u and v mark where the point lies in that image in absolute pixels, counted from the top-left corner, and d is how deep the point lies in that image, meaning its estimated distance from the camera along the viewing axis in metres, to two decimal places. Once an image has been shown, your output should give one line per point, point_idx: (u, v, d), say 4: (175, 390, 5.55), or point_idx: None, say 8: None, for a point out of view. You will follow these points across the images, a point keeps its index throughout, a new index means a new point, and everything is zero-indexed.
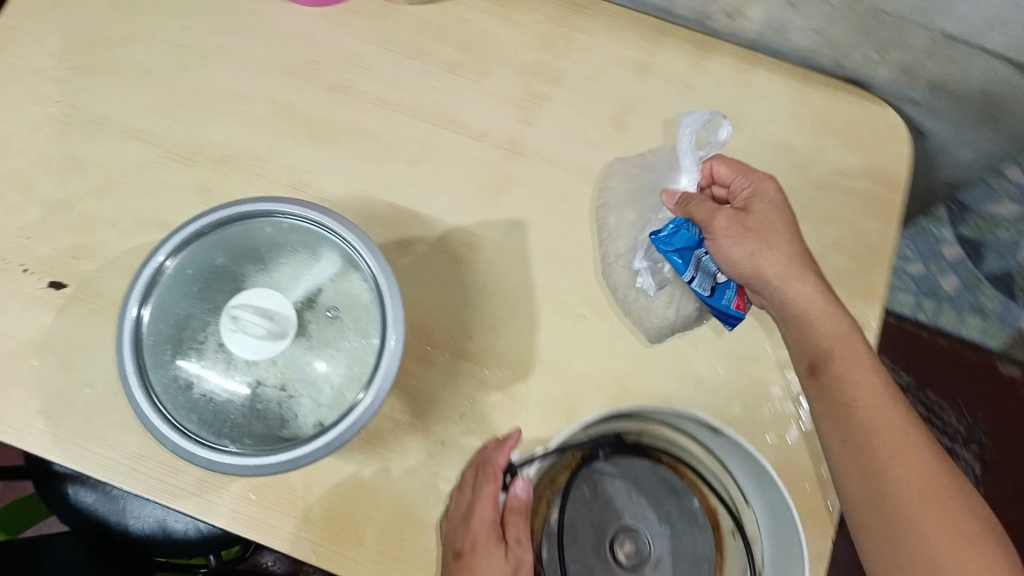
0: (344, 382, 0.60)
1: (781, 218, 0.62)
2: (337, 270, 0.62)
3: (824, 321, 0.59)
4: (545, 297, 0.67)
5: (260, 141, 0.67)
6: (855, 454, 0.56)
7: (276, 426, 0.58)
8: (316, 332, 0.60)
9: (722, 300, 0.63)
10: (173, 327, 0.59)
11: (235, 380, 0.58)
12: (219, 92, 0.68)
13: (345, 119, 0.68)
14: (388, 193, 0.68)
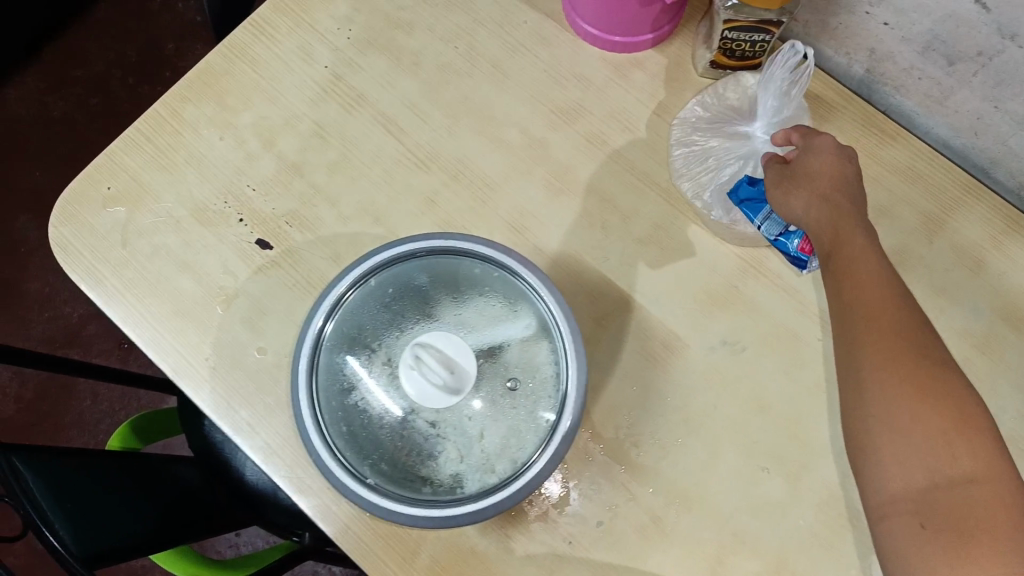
0: (498, 453, 0.54)
1: (835, 168, 0.54)
2: (531, 335, 0.57)
3: (842, 225, 0.52)
4: (734, 429, 0.59)
5: (500, 169, 0.64)
6: (847, 350, 0.50)
7: (417, 469, 0.54)
8: (488, 388, 0.55)
9: (789, 249, 0.58)
10: (348, 336, 0.57)
11: (393, 408, 0.55)
12: (481, 107, 0.65)
13: (592, 174, 0.63)
14: (602, 265, 0.62)
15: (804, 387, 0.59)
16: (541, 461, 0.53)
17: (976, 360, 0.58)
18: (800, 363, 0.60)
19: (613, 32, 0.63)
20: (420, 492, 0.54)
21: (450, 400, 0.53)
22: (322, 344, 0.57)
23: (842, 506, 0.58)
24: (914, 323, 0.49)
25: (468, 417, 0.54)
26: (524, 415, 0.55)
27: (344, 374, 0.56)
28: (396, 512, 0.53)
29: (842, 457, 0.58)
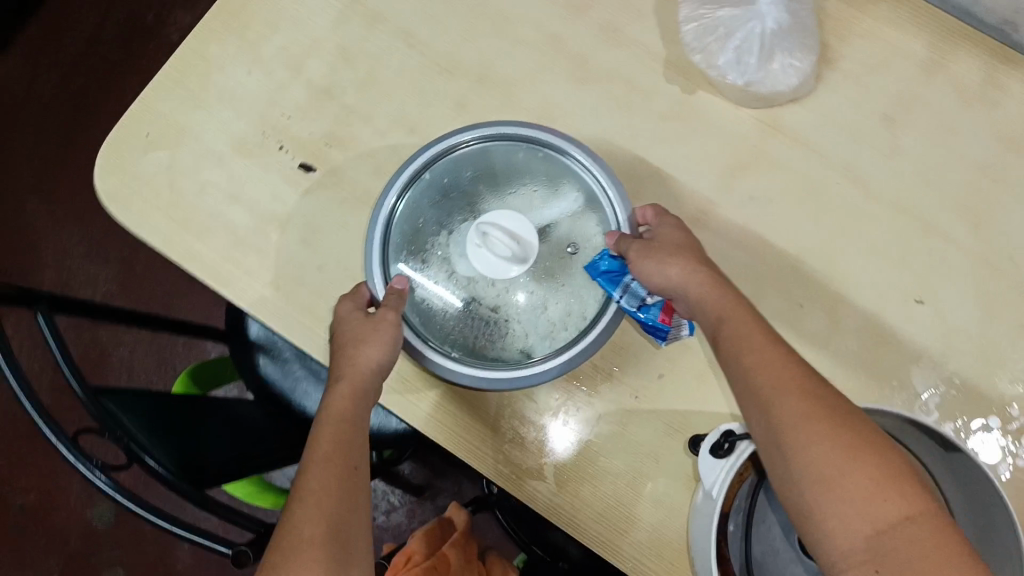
0: (561, 319, 0.61)
1: (683, 238, 0.58)
2: (576, 209, 0.63)
3: (719, 299, 0.55)
4: (773, 275, 0.64)
5: (522, 68, 0.67)
6: (760, 409, 0.50)
7: (486, 342, 0.61)
8: (550, 261, 0.61)
9: (650, 319, 0.60)
10: (411, 230, 0.63)
11: (458, 291, 0.61)
12: (497, 12, 0.68)
13: (609, 62, 0.67)
14: (632, 144, 0.66)
15: (831, 230, 0.64)
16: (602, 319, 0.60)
17: (978, 184, 0.65)
18: (825, 209, 0.65)
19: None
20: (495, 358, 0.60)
21: (516, 271, 0.59)
22: (389, 236, 0.62)
23: (878, 329, 0.63)
24: (799, 369, 0.51)
25: (527, 291, 0.60)
26: (580, 280, 0.61)
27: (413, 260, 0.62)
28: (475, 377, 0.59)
29: (872, 286, 0.64)
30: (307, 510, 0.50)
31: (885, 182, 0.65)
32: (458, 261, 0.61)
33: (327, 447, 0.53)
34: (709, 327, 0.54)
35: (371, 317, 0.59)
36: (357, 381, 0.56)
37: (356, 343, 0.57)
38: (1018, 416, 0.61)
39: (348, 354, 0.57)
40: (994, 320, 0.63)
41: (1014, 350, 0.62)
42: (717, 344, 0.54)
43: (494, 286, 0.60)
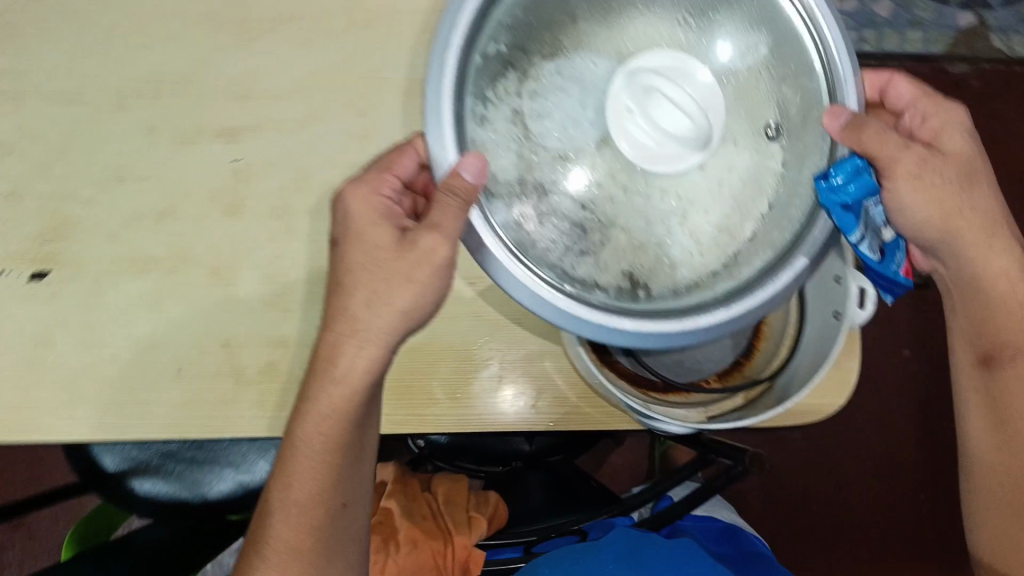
0: (692, 255, 0.40)
1: (965, 141, 0.49)
2: (762, 59, 0.40)
3: (978, 198, 0.48)
4: None
5: (186, 60, 0.62)
6: (1000, 425, 0.54)
7: (635, 268, 0.40)
8: (730, 132, 0.39)
9: (889, 270, 0.44)
10: (518, 44, 0.39)
11: (505, 165, 0.39)
12: (132, 21, 0.63)
13: (265, 6, 0.63)
14: (335, 70, 0.62)
15: None
16: (793, 266, 0.39)
17: None
18: None
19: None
20: (594, 297, 0.39)
21: (688, 157, 0.37)
22: (468, 71, 0.39)
23: None
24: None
25: (665, 190, 0.39)
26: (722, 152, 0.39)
27: (472, 99, 0.39)
28: (553, 309, 0.38)
29: None
30: (287, 497, 0.51)
31: None
32: (541, 128, 0.39)
33: (310, 451, 0.49)
34: (970, 288, 0.52)
35: (403, 245, 0.45)
36: (351, 383, 0.46)
37: (370, 304, 0.45)
38: None
39: (363, 312, 0.45)
40: None
41: None
42: (989, 363, 0.53)
43: (596, 164, 0.39)
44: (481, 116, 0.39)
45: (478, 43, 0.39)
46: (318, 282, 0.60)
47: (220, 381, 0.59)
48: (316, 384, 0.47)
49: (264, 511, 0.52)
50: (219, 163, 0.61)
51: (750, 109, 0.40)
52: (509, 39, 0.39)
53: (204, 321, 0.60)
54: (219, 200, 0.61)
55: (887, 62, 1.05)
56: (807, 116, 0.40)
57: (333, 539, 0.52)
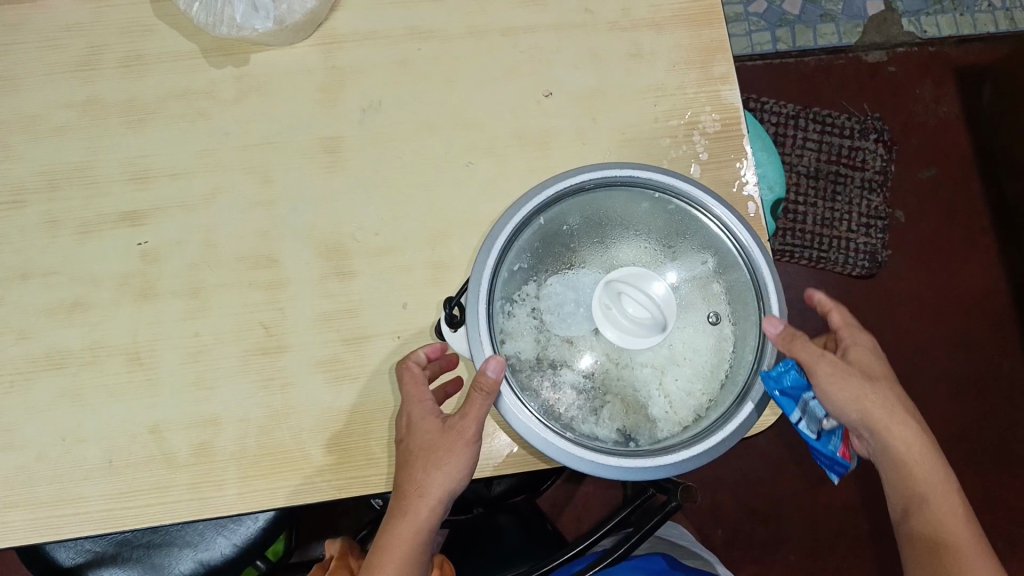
0: (668, 410, 0.53)
1: (877, 363, 0.55)
2: (706, 273, 0.55)
3: (880, 391, 0.53)
4: (424, 155, 0.63)
5: (83, 148, 0.62)
6: (933, 557, 0.52)
7: (631, 428, 0.52)
8: (690, 320, 0.53)
9: (829, 447, 0.51)
10: (522, 277, 0.55)
11: (525, 354, 0.54)
12: (23, 118, 0.63)
13: (155, 88, 0.64)
14: (229, 140, 0.63)
15: (439, 88, 0.65)
16: (741, 412, 0.51)
17: None
18: (424, 77, 0.65)
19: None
20: (597, 444, 0.51)
21: (648, 340, 0.51)
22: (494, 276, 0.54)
23: (531, 138, 0.64)
24: (925, 454, 0.53)
25: (643, 364, 0.53)
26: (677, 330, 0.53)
27: (502, 303, 0.55)
28: (574, 458, 0.50)
29: (504, 109, 0.65)
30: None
31: (451, 23, 0.66)
32: (555, 320, 0.54)
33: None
34: (882, 455, 0.53)
35: (449, 426, 0.52)
36: (417, 522, 0.52)
37: (427, 471, 0.52)
38: (684, 118, 0.65)
39: (419, 473, 0.52)
40: (607, 65, 0.66)
41: (639, 75, 0.66)
42: (908, 519, 0.54)
43: (593, 347, 0.53)
44: (509, 312, 0.55)
45: (502, 266, 0.55)
46: (238, 353, 0.59)
47: (149, 466, 0.56)
48: (392, 519, 0.52)
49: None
50: (126, 248, 0.61)
51: (693, 318, 0.54)
52: (519, 247, 0.55)
53: (126, 409, 0.57)
54: (128, 283, 0.60)
55: (803, 57, 1.09)
56: (740, 298, 0.54)
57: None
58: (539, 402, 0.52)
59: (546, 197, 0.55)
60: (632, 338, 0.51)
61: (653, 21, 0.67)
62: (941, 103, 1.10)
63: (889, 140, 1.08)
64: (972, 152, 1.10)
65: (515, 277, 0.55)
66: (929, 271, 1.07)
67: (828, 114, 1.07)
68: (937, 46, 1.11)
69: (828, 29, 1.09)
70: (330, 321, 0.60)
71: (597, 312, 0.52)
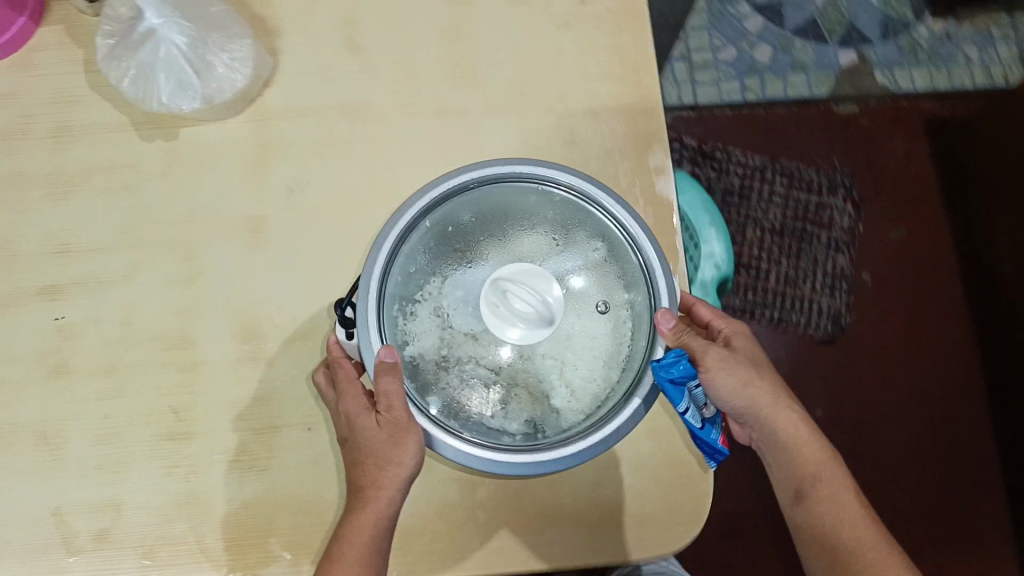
0: (569, 398, 0.54)
1: (759, 351, 0.60)
2: (596, 260, 0.55)
3: (764, 377, 0.58)
4: (348, 239, 0.63)
5: (5, 220, 0.62)
6: (824, 531, 0.57)
7: (537, 416, 0.53)
8: (581, 309, 0.54)
9: (711, 437, 0.55)
10: (416, 279, 0.55)
11: (427, 348, 0.54)
12: None
13: (80, 160, 0.63)
14: (154, 214, 0.63)
15: (368, 171, 0.64)
16: (629, 405, 0.53)
17: (445, 58, 0.66)
18: (354, 158, 0.65)
19: (4, 27, 0.63)
20: (502, 441, 0.52)
21: (540, 336, 0.51)
22: (387, 280, 0.54)
23: None
24: (804, 427, 0.59)
25: (543, 353, 0.53)
26: (571, 324, 0.53)
27: (401, 304, 0.54)
28: (475, 458, 0.51)
29: None
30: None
31: (383, 103, 0.66)
32: (455, 313, 0.53)
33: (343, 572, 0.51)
34: (770, 436, 0.59)
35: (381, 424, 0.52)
36: (376, 509, 0.52)
37: (380, 465, 0.52)
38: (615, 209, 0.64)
39: (375, 471, 0.52)
40: (538, 151, 0.65)
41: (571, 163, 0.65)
42: (801, 497, 0.58)
43: (491, 343, 0.52)
44: (410, 314, 0.54)
45: (393, 271, 0.54)
46: (149, 436, 0.59)
47: (52, 548, 0.57)
48: (352, 510, 0.53)
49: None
50: (42, 324, 0.61)
51: (587, 307, 0.54)
52: (408, 249, 0.55)
53: (33, 488, 0.58)
54: (44, 360, 0.60)
55: (773, 108, 1.07)
56: (633, 293, 0.55)
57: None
58: (442, 395, 0.53)
59: (428, 199, 0.55)
60: (524, 337, 0.51)
61: (589, 108, 0.66)
62: (913, 164, 1.09)
63: (858, 198, 1.08)
64: (943, 216, 1.09)
65: (411, 277, 0.55)
66: (886, 284, 1.06)
67: (795, 168, 1.07)
68: (913, 99, 1.09)
69: (799, 80, 1.07)
70: (243, 408, 0.60)
71: (484, 310, 0.51)
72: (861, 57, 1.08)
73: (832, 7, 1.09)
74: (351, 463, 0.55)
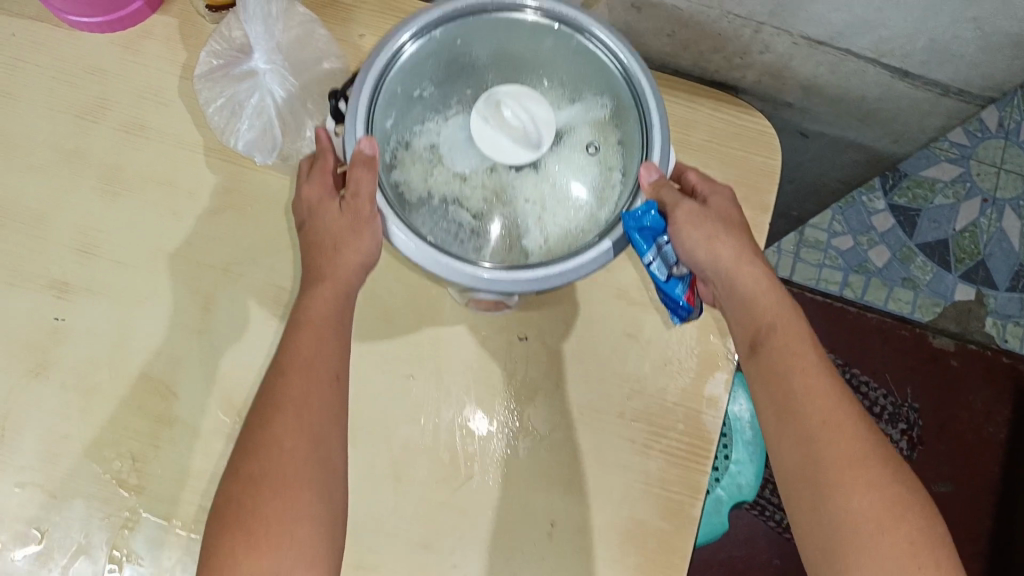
0: (540, 242, 0.48)
1: (738, 220, 0.53)
2: (598, 117, 0.50)
3: (740, 275, 0.51)
4: (367, 349, 0.59)
5: (47, 197, 0.60)
6: (779, 375, 0.49)
7: (504, 251, 0.47)
8: (568, 151, 0.49)
9: (676, 294, 0.51)
10: (418, 96, 0.49)
11: (414, 178, 0.49)
12: (6, 140, 0.61)
13: (141, 166, 0.61)
14: (190, 249, 0.60)
15: (416, 288, 0.61)
16: (598, 245, 0.47)
17: None
18: (407, 268, 0.61)
19: (122, 5, 0.60)
20: (470, 259, 0.46)
21: (523, 157, 0.47)
22: (380, 110, 0.48)
23: (481, 380, 0.59)
24: (772, 293, 0.51)
25: (525, 198, 0.48)
26: (556, 175, 0.48)
27: (395, 135, 0.49)
28: (435, 262, 0.45)
29: (467, 336, 0.60)
30: (252, 553, 0.44)
31: None
32: (450, 151, 0.48)
33: (305, 348, 0.50)
34: (732, 300, 0.52)
35: (346, 208, 0.50)
36: (339, 282, 0.51)
37: (337, 248, 0.51)
38: (647, 428, 0.58)
39: (329, 257, 0.51)
40: (592, 333, 0.60)
41: (622, 358, 0.59)
42: (757, 346, 0.50)
43: (484, 185, 0.48)
44: (404, 145, 0.49)
45: (391, 81, 0.48)
46: (96, 473, 0.57)
47: None
48: (308, 290, 0.52)
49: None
50: (41, 317, 0.59)
51: (580, 168, 0.49)
52: (410, 65, 0.48)
53: None
54: (30, 354, 0.59)
55: (867, 312, 0.99)
56: (627, 135, 0.50)
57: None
58: (417, 219, 0.47)
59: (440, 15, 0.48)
60: (513, 154, 0.47)
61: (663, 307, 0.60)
62: (988, 429, 0.98)
63: (919, 437, 0.97)
64: (1002, 500, 0.96)
65: (412, 98, 0.49)
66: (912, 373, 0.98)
67: (864, 382, 0.97)
68: (1016, 360, 1.00)
69: (903, 294, 1.00)
70: (199, 480, 0.57)
71: (472, 125, 0.47)
72: (977, 298, 1.01)
73: (968, 233, 1.02)
74: (308, 246, 0.54)
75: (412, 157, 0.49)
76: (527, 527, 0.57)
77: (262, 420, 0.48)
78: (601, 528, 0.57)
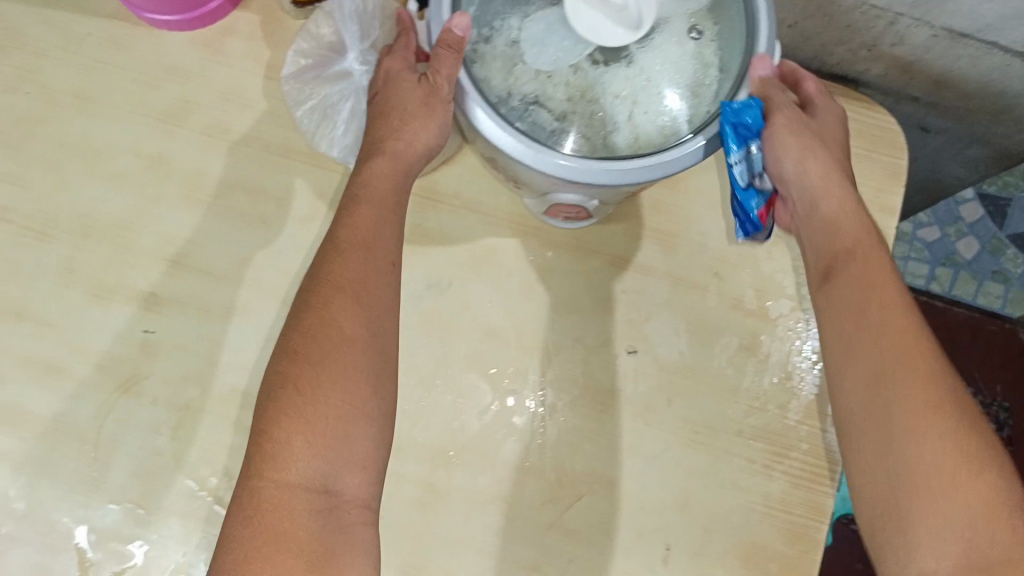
0: (632, 135, 0.43)
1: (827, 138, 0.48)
2: (699, 9, 0.44)
3: (822, 191, 0.46)
4: (470, 362, 0.56)
5: (130, 205, 0.57)
6: (854, 307, 0.44)
7: (591, 143, 0.43)
8: (668, 38, 0.43)
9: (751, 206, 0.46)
10: None
11: (492, 70, 0.44)
12: (88, 146, 0.58)
13: (229, 171, 0.58)
14: (278, 259, 0.57)
15: (519, 297, 0.58)
16: (696, 139, 0.42)
17: (646, 204, 0.59)
18: (508, 275, 0.58)
19: (204, 1, 0.57)
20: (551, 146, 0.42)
21: (621, 36, 0.41)
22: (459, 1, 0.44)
23: (591, 394, 0.56)
24: (853, 215, 0.47)
25: (616, 91, 0.43)
26: (653, 64, 0.43)
27: (477, 27, 0.44)
28: (518, 150, 0.41)
29: (575, 347, 0.57)
30: (309, 449, 0.41)
31: (561, 229, 0.58)
32: (537, 43, 0.43)
33: (368, 211, 0.47)
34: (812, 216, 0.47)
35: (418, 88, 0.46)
36: (400, 160, 0.48)
37: (401, 124, 0.47)
38: (770, 443, 0.55)
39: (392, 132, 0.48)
40: (706, 344, 0.57)
41: (740, 370, 0.56)
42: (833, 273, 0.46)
43: (569, 83, 0.43)
44: (485, 38, 0.44)
45: None
46: (192, 492, 0.53)
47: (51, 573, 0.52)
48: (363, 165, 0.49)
49: (242, 540, 0.40)
50: (127, 331, 0.56)
51: (679, 58, 0.43)
52: None
53: (55, 499, 0.53)
54: (113, 371, 0.55)
55: (956, 308, 0.98)
56: (728, 26, 0.44)
57: (349, 545, 0.41)
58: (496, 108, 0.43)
59: None
60: (610, 34, 0.41)
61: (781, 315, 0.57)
62: None
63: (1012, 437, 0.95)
64: None
65: None
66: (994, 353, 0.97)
67: None
68: None
69: (993, 288, 0.98)
70: None
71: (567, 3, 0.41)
72: None
73: None
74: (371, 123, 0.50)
75: (495, 51, 0.44)
76: (643, 549, 0.54)
77: (320, 298, 0.45)
78: (723, 550, 0.54)
